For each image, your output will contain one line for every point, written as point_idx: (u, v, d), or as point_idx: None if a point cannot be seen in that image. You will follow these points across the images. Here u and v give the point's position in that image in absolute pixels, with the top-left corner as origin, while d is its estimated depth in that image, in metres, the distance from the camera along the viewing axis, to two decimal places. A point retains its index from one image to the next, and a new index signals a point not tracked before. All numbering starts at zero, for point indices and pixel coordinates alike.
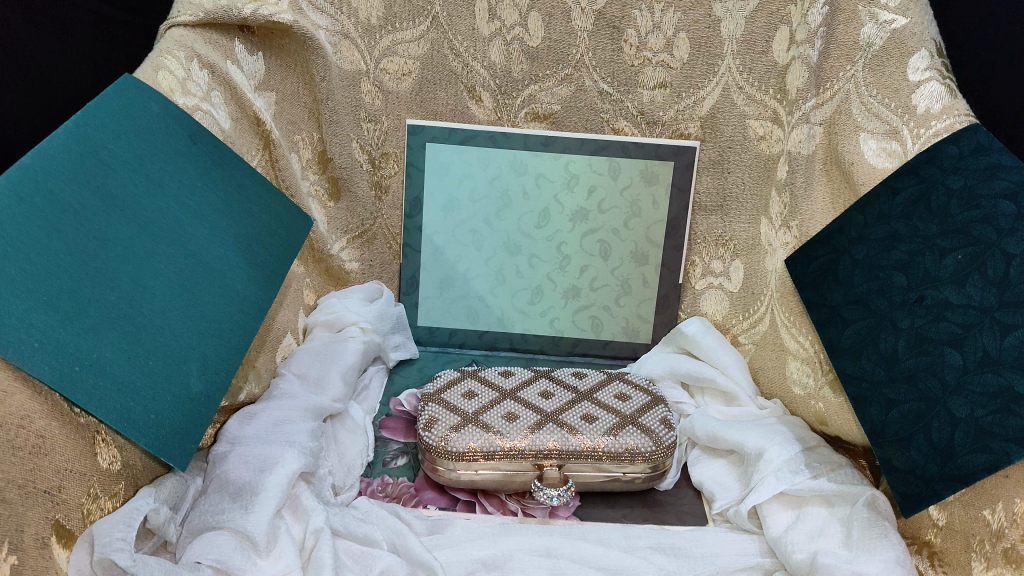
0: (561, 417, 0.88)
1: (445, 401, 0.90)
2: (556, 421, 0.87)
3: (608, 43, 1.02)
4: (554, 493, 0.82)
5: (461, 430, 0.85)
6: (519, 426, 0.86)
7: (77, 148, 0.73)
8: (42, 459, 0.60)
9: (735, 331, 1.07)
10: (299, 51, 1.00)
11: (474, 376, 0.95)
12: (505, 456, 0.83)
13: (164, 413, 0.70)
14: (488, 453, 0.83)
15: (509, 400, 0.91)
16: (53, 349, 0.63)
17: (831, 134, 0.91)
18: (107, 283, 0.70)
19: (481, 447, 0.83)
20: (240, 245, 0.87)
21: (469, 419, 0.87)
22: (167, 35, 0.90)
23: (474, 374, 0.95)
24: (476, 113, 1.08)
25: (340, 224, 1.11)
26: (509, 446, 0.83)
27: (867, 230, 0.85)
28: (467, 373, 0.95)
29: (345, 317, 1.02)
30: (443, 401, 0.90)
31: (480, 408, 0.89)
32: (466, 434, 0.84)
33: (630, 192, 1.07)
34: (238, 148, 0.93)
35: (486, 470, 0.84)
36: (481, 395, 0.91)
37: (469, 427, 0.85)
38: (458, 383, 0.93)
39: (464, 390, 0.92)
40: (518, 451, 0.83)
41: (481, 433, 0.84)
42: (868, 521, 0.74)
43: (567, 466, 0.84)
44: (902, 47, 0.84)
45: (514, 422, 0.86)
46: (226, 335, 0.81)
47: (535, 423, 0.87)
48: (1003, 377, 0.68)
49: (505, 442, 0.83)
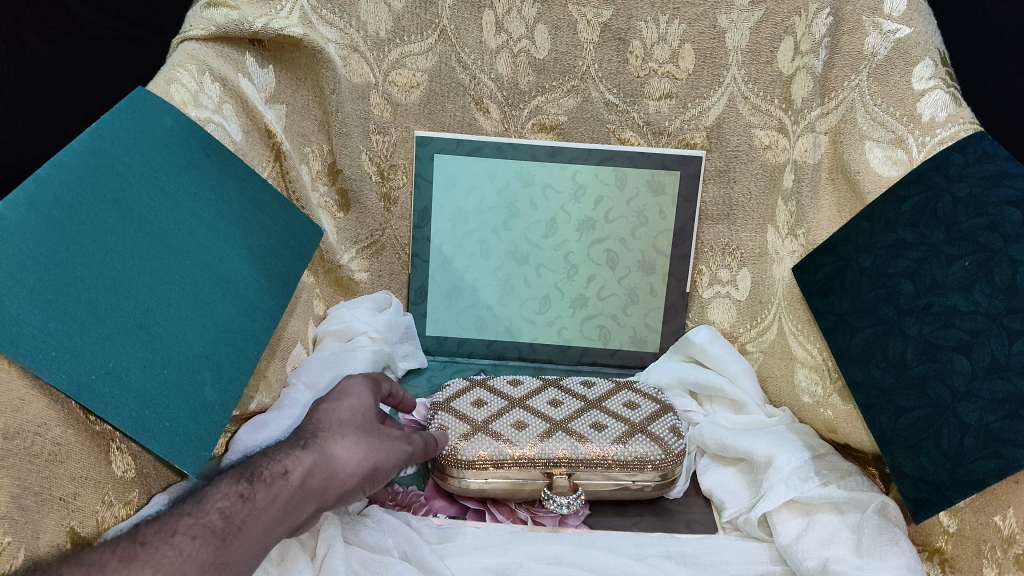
0: (570, 425, 0.88)
1: (454, 409, 0.90)
2: (565, 429, 0.87)
3: (614, 54, 1.03)
4: (564, 502, 0.83)
5: (470, 439, 0.85)
6: (528, 435, 0.86)
7: (95, 161, 0.75)
8: (57, 466, 0.61)
9: (743, 340, 1.07)
10: (309, 64, 1.01)
11: (483, 386, 0.95)
12: (515, 464, 0.84)
13: (178, 421, 0.71)
14: (497, 461, 0.83)
15: (518, 409, 0.91)
16: (69, 358, 0.63)
17: (836, 143, 0.92)
18: (123, 292, 0.71)
19: (490, 456, 0.83)
20: (251, 256, 0.89)
21: (478, 427, 0.87)
22: (179, 49, 0.92)
23: (483, 384, 0.95)
24: (483, 124, 1.09)
25: (349, 234, 1.12)
26: (518, 454, 0.84)
27: (874, 238, 0.85)
28: (476, 382, 0.96)
29: (354, 327, 1.03)
30: (452, 409, 0.90)
31: (489, 417, 0.89)
32: (476, 442, 0.85)
33: (636, 202, 1.08)
34: (250, 160, 0.95)
35: (496, 477, 0.84)
36: (490, 404, 0.91)
37: (478, 436, 0.85)
38: (467, 393, 0.93)
39: (473, 399, 0.92)
40: (527, 459, 0.84)
41: (490, 442, 0.85)
42: (880, 526, 0.74)
43: (577, 475, 0.85)
44: (906, 57, 0.85)
45: (524, 430, 0.87)
46: (239, 344, 0.82)
47: (544, 432, 0.87)
48: (1013, 383, 0.69)
49: (515, 451, 0.84)
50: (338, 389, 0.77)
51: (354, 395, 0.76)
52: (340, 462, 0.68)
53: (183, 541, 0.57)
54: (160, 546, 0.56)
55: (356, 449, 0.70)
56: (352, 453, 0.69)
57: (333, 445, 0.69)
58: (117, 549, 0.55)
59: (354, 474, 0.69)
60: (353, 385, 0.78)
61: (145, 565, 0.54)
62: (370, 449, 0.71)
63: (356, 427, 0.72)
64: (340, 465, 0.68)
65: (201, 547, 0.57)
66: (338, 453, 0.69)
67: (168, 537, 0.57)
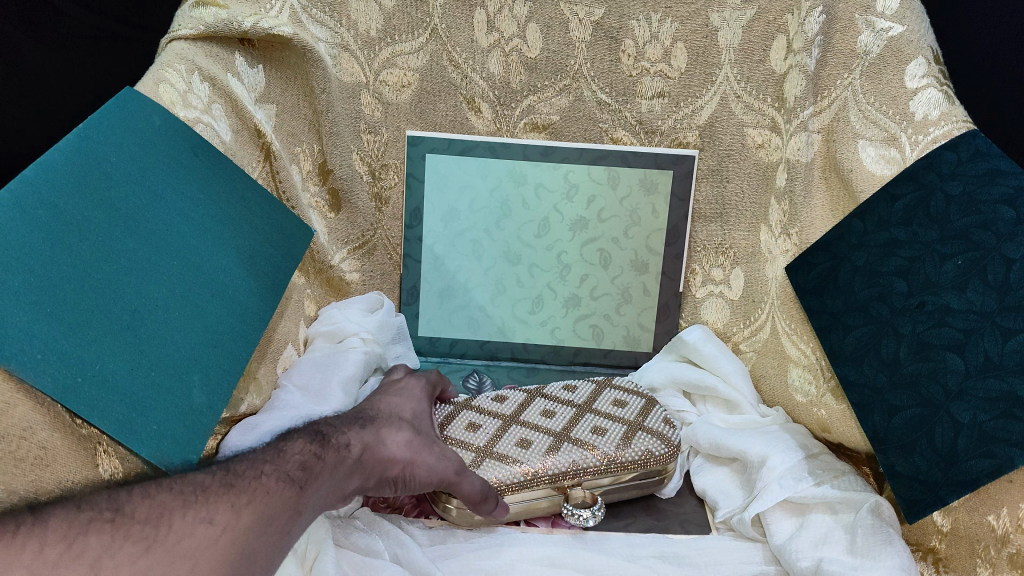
0: (573, 435, 0.87)
1: (452, 438, 0.86)
2: (571, 440, 0.86)
3: (607, 53, 1.03)
4: (589, 514, 0.81)
5: (481, 466, 0.82)
6: (535, 451, 0.84)
7: (80, 160, 0.74)
8: (42, 470, 0.60)
9: (736, 339, 1.07)
10: (299, 63, 1.00)
11: (468, 407, 0.91)
12: (531, 484, 0.81)
13: (166, 423, 0.70)
14: (514, 485, 0.81)
15: (515, 427, 0.88)
16: (55, 360, 0.62)
17: (829, 141, 0.91)
18: (112, 294, 0.70)
19: (505, 480, 0.81)
20: (241, 257, 0.88)
21: (483, 453, 0.84)
22: (168, 48, 0.91)
23: (468, 405, 0.91)
24: (475, 123, 1.08)
25: (340, 235, 1.10)
26: (531, 476, 0.81)
27: (867, 236, 0.85)
28: (461, 405, 0.91)
29: (346, 328, 1.00)
30: (450, 437, 0.86)
31: (490, 440, 0.86)
32: (488, 468, 0.81)
33: (629, 201, 1.07)
34: (239, 160, 0.94)
35: (517, 501, 0.81)
36: (485, 426, 0.88)
37: (488, 461, 0.82)
38: (456, 417, 0.89)
39: (465, 423, 0.88)
40: (542, 477, 0.82)
41: (501, 465, 0.82)
42: (873, 527, 0.74)
43: (587, 483, 0.83)
44: (899, 54, 0.85)
45: (530, 448, 0.84)
46: (228, 345, 0.82)
47: (550, 446, 0.85)
48: (1007, 382, 0.69)
49: (528, 472, 0.81)
50: (398, 386, 0.86)
51: (412, 397, 0.84)
52: (390, 451, 0.73)
53: (270, 480, 0.62)
54: (252, 479, 0.61)
55: (404, 446, 0.75)
56: (402, 448, 0.74)
57: (387, 435, 0.74)
58: (216, 476, 0.61)
59: (393, 466, 0.73)
60: (411, 387, 0.86)
61: (240, 493, 0.60)
62: (415, 450, 0.75)
63: (408, 426, 0.78)
64: (389, 453, 0.73)
65: (284, 489, 0.62)
66: (389, 443, 0.74)
67: (258, 475, 0.62)
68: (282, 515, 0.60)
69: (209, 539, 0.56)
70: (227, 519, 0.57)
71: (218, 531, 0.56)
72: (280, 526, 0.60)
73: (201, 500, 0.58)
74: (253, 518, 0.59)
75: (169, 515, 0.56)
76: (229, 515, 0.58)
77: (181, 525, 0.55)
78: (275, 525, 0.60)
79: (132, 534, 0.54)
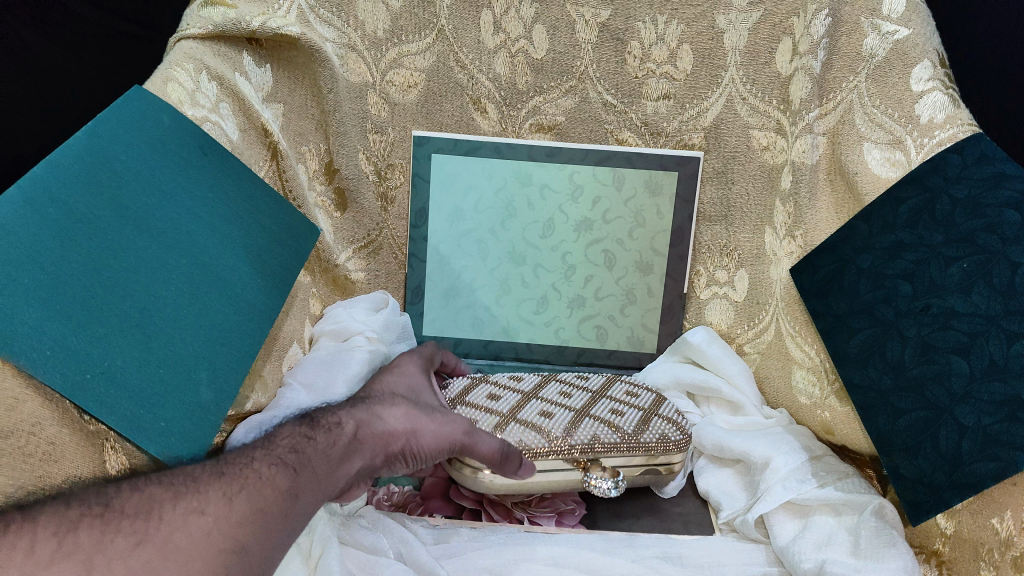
0: (592, 412, 0.86)
1: (474, 405, 0.86)
2: (590, 416, 0.85)
3: (613, 54, 1.03)
4: (614, 484, 0.81)
5: (506, 428, 0.82)
6: (558, 421, 0.84)
7: (91, 159, 0.75)
8: (50, 465, 0.60)
9: (740, 341, 1.07)
10: (307, 64, 1.01)
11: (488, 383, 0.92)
12: (558, 449, 0.81)
13: (174, 421, 0.70)
14: (540, 449, 0.80)
15: (536, 401, 0.88)
16: (64, 357, 0.63)
17: (834, 144, 0.92)
18: (120, 291, 0.70)
19: (531, 442, 0.80)
20: (249, 256, 0.89)
21: (508, 417, 0.84)
22: (176, 47, 0.91)
23: (488, 381, 0.93)
24: (481, 124, 1.09)
25: (346, 234, 1.11)
26: (556, 440, 0.81)
27: (872, 239, 0.85)
28: (479, 380, 0.93)
29: (351, 326, 1.01)
30: (472, 405, 0.87)
31: (513, 408, 0.86)
32: (513, 430, 0.82)
33: (634, 203, 1.07)
34: (247, 158, 0.94)
35: (542, 471, 0.81)
36: (505, 398, 0.89)
37: (513, 424, 0.83)
38: (476, 389, 0.91)
39: (486, 394, 0.89)
40: (568, 445, 0.81)
41: (525, 429, 0.82)
42: (877, 529, 0.74)
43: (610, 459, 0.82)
44: (905, 58, 0.85)
45: (552, 418, 0.84)
46: (236, 343, 0.82)
47: (572, 419, 0.84)
48: (1011, 385, 0.69)
49: (553, 436, 0.81)
50: (393, 364, 0.87)
51: (408, 373, 0.85)
52: (384, 425, 0.74)
53: (262, 466, 0.63)
54: (242, 468, 0.62)
55: (400, 417, 0.76)
56: (398, 421, 0.75)
57: (380, 410, 0.75)
58: (208, 467, 0.62)
59: (393, 437, 0.74)
60: (405, 364, 0.87)
61: (232, 481, 0.61)
62: (414, 419, 0.76)
63: (403, 400, 0.79)
64: (384, 426, 0.74)
65: (278, 473, 0.63)
66: (383, 418, 0.75)
67: (249, 462, 0.63)
68: (278, 501, 0.61)
69: (202, 530, 0.56)
70: (219, 509, 0.58)
71: (211, 521, 0.57)
72: (278, 510, 0.61)
73: (193, 491, 0.58)
74: (248, 505, 0.59)
75: (158, 508, 0.56)
76: (221, 505, 0.58)
77: (171, 515, 0.56)
78: (271, 509, 0.60)
79: (123, 529, 0.54)
